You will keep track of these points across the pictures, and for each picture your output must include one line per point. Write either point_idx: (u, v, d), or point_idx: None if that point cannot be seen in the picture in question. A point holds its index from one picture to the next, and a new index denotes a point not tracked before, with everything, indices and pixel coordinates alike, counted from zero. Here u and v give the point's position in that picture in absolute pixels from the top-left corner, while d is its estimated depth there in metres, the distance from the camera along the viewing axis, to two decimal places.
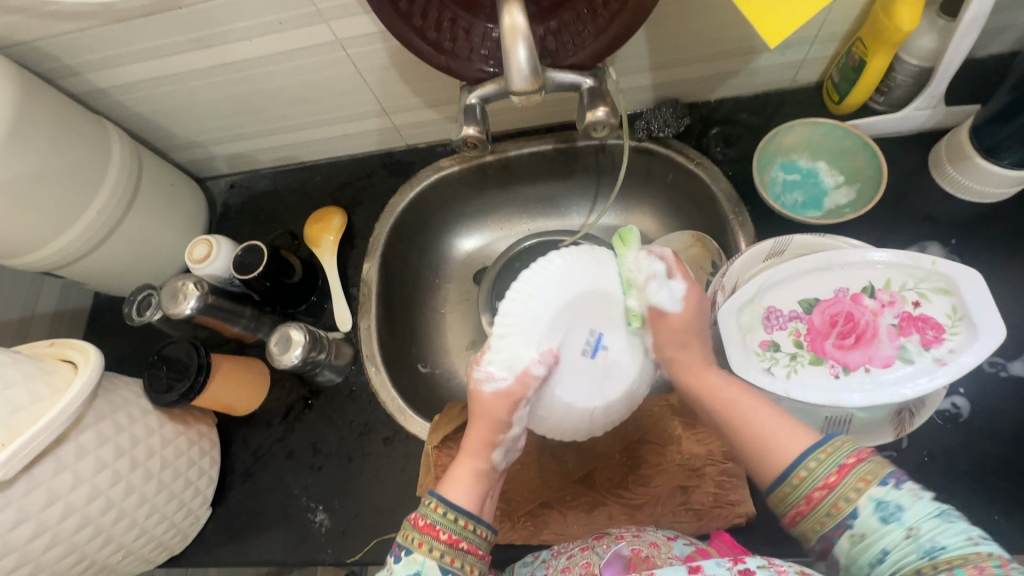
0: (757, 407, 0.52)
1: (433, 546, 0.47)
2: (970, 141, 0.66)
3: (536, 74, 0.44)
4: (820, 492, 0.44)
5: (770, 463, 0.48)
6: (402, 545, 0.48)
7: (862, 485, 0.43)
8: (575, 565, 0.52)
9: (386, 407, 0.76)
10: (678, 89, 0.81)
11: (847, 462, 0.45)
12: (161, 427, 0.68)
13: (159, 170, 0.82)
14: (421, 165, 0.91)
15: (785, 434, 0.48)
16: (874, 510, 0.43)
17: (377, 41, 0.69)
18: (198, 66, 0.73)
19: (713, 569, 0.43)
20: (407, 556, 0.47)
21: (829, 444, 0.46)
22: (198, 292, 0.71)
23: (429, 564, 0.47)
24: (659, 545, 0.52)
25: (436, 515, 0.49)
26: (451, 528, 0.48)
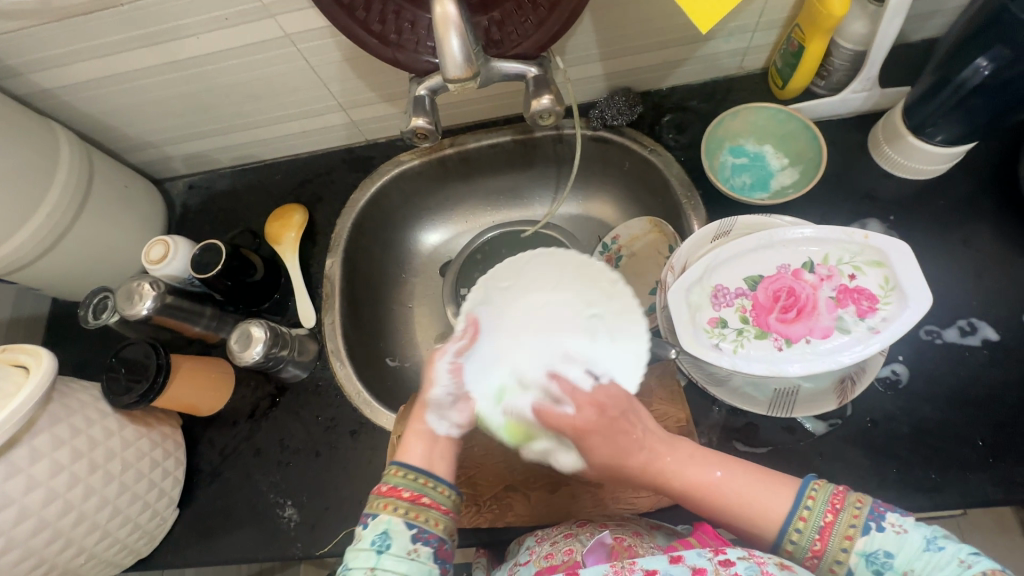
0: (719, 472, 0.53)
1: (398, 506, 0.51)
2: (902, 119, 0.69)
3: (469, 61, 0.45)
4: (812, 560, 0.48)
5: (755, 527, 0.50)
6: (367, 512, 0.51)
7: (848, 542, 0.47)
8: (558, 552, 0.55)
9: (352, 401, 0.77)
10: (630, 78, 0.82)
11: (826, 519, 0.48)
12: (121, 429, 0.67)
13: (112, 172, 0.81)
14: (381, 160, 0.91)
15: (765, 502, 0.50)
16: (866, 564, 0.46)
17: (325, 36, 0.69)
18: (146, 64, 0.72)
19: (695, 558, 0.47)
20: (374, 520, 0.50)
21: (805, 509, 0.48)
22: (155, 292, 0.71)
23: (397, 521, 0.50)
24: (641, 534, 0.57)
25: (398, 478, 0.52)
26: (412, 487, 0.52)
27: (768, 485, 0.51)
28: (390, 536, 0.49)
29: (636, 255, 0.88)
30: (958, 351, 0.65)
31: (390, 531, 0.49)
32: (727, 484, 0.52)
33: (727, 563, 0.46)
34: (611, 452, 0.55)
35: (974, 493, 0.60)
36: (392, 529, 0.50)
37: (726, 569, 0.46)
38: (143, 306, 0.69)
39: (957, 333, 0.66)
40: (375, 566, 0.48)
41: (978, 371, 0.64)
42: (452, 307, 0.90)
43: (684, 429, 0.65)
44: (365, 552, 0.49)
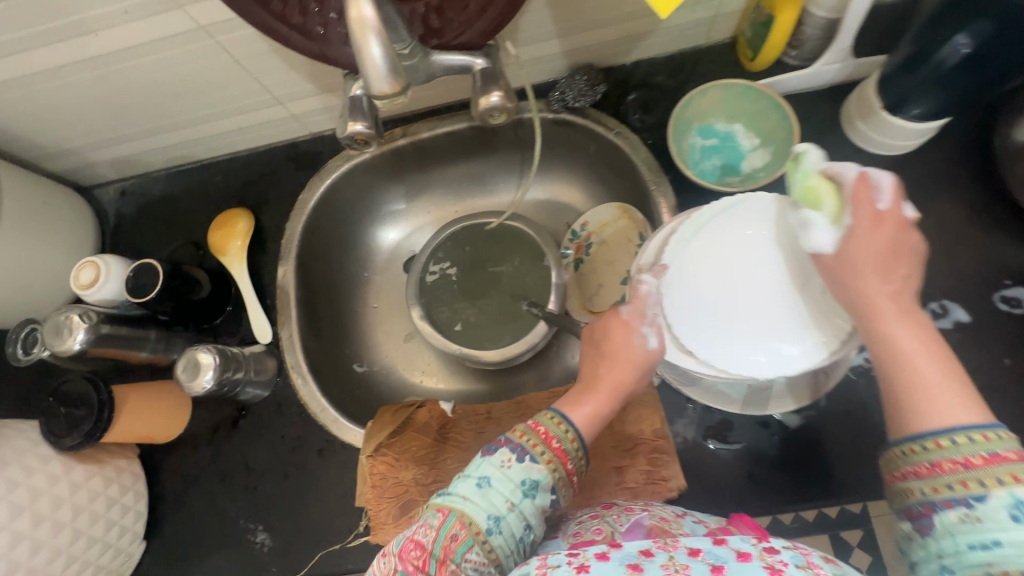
0: (931, 361, 0.42)
1: (558, 469, 0.50)
2: (876, 91, 0.65)
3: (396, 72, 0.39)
4: (928, 473, 0.38)
5: (905, 421, 0.41)
6: (526, 449, 0.50)
7: (1010, 478, 0.36)
8: (587, 530, 0.53)
9: (317, 418, 0.73)
10: (592, 54, 0.76)
11: (1004, 452, 0.37)
12: (67, 472, 0.63)
13: (26, 187, 0.73)
14: (329, 155, 0.84)
15: (945, 408, 0.39)
16: (1010, 505, 0.35)
17: (245, 26, 0.61)
18: (43, 66, 0.63)
19: (738, 542, 0.41)
20: (530, 463, 0.49)
21: (992, 432, 0.37)
22: (86, 323, 0.65)
23: (547, 477, 0.49)
24: (669, 520, 0.53)
25: (559, 431, 0.51)
26: (563, 441, 0.51)
27: (965, 400, 0.40)
28: (537, 487, 0.48)
29: (607, 243, 0.85)
30: None
31: (541, 484, 0.48)
32: (926, 364, 0.42)
33: (775, 550, 0.39)
34: (883, 252, 0.45)
35: None
36: (541, 483, 0.48)
37: (771, 556, 0.39)
38: (74, 340, 0.64)
39: (930, 316, 0.65)
40: (514, 503, 0.47)
41: (951, 354, 0.63)
42: (416, 307, 0.85)
43: (658, 433, 0.64)
44: (512, 484, 0.48)
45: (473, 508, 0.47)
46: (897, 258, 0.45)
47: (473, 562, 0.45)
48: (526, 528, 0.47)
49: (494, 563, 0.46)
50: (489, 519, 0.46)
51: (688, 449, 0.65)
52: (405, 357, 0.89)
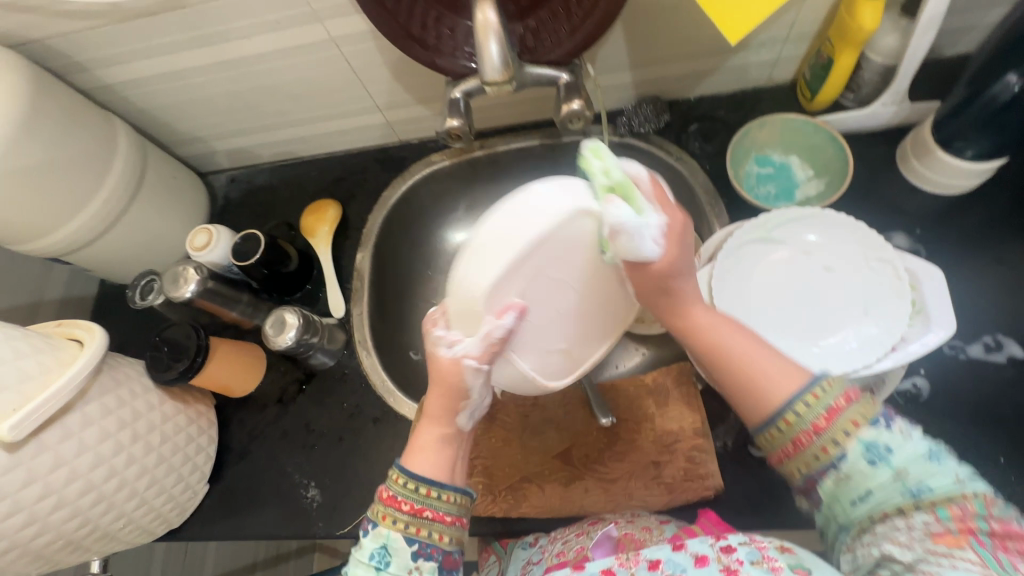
0: (749, 346, 0.51)
1: (397, 518, 0.50)
2: (933, 133, 0.68)
3: (510, 63, 0.46)
4: (807, 437, 0.46)
5: (760, 405, 0.49)
6: (369, 519, 0.51)
7: (852, 427, 0.44)
8: (571, 550, 0.58)
9: (377, 390, 0.79)
10: (659, 86, 0.84)
11: (836, 403, 0.45)
12: (161, 404, 0.70)
13: (163, 163, 0.86)
14: (412, 160, 0.94)
15: (774, 372, 0.49)
16: (863, 453, 0.44)
17: (368, 39, 0.72)
18: (200, 63, 0.77)
19: (698, 545, 0.48)
20: (374, 529, 0.50)
21: (822, 387, 0.46)
22: (199, 276, 0.75)
23: (394, 536, 0.49)
24: (650, 529, 0.59)
25: (398, 487, 0.51)
26: (413, 498, 0.51)
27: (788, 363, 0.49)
28: (389, 554, 0.49)
29: None
30: (982, 367, 0.64)
31: (391, 546, 0.49)
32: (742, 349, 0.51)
33: (729, 549, 0.47)
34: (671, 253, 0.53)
35: None
36: (390, 542, 0.49)
37: (728, 555, 0.46)
38: (188, 289, 0.74)
39: (982, 349, 0.65)
40: None
41: (1003, 389, 0.63)
42: None
43: (698, 431, 0.66)
44: (363, 566, 0.49)
45: None
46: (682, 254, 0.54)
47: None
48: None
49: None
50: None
51: (728, 454, 0.66)
52: None
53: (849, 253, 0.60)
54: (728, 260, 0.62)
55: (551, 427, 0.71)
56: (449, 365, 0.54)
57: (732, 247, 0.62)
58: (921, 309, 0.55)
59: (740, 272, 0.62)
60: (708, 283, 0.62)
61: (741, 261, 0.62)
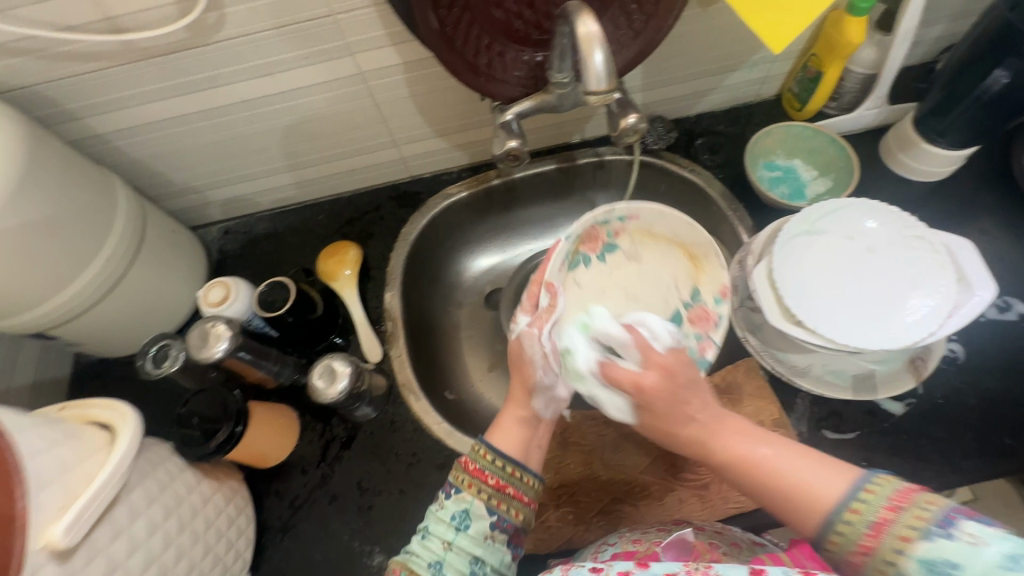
0: (788, 457, 0.47)
1: (481, 488, 0.53)
2: (914, 128, 0.78)
3: (614, 77, 0.48)
4: (859, 557, 0.42)
5: (802, 508, 0.45)
6: (453, 484, 0.54)
7: (902, 543, 0.40)
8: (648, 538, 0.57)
9: (434, 433, 0.74)
10: (665, 106, 0.90)
11: (881, 514, 0.41)
12: (199, 484, 0.61)
13: (159, 217, 0.78)
14: (428, 194, 0.92)
15: (819, 479, 0.45)
16: (924, 573, 0.39)
17: (398, 72, 0.71)
18: (209, 105, 0.72)
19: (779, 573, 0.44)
20: (456, 493, 0.53)
21: (858, 499, 0.42)
22: (229, 332, 0.67)
23: (476, 503, 0.53)
24: (738, 546, 0.57)
25: (485, 461, 0.54)
26: (499, 474, 0.54)
27: (828, 466, 0.46)
28: (469, 518, 0.53)
29: None
30: (1000, 326, 0.72)
31: (471, 512, 0.53)
32: (782, 465, 0.47)
33: None
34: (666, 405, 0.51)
35: None
36: (472, 509, 0.53)
37: None
38: (218, 347, 0.65)
39: (996, 310, 0.73)
40: (450, 543, 0.52)
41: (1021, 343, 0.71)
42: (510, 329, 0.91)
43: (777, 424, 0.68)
44: (444, 525, 0.53)
45: (415, 564, 0.52)
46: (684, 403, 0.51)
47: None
48: (474, 558, 0.52)
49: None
50: (432, 566, 0.51)
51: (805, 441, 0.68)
52: (495, 384, 0.90)
53: (887, 235, 0.66)
54: (784, 253, 0.66)
55: (630, 443, 0.70)
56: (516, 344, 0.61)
57: (784, 241, 0.66)
58: (961, 275, 0.62)
59: (795, 262, 0.66)
60: (767, 276, 0.66)
61: (794, 251, 0.66)
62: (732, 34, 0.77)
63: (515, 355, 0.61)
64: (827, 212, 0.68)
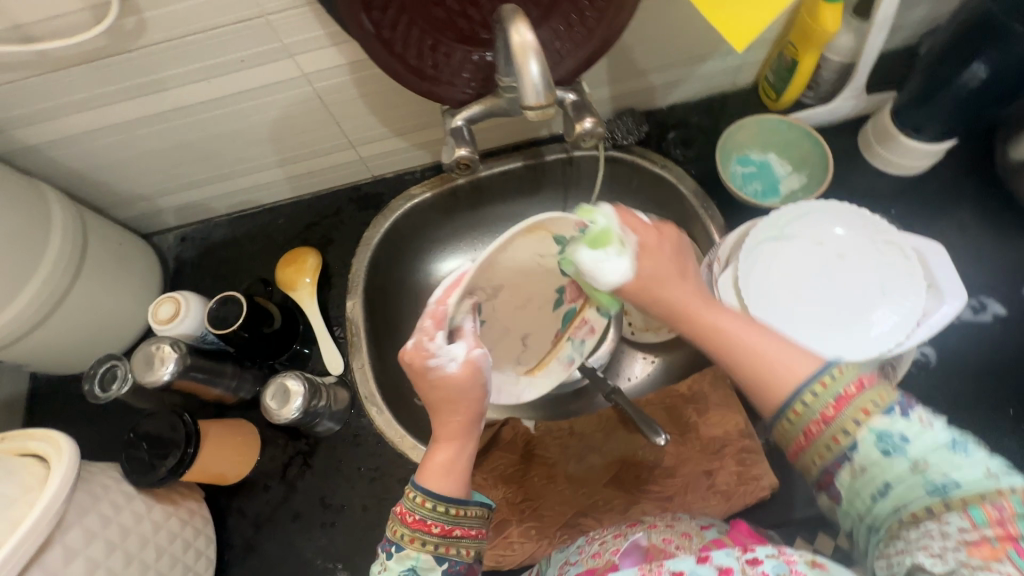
0: (762, 339, 0.46)
1: (427, 540, 0.46)
2: (892, 120, 0.74)
3: (552, 86, 0.45)
4: (817, 425, 0.40)
5: (768, 388, 0.43)
6: (391, 542, 0.47)
7: (863, 415, 0.38)
8: (606, 551, 0.52)
9: (396, 446, 0.73)
10: (635, 99, 0.86)
11: (847, 391, 0.39)
12: (150, 511, 0.60)
13: (104, 229, 0.75)
14: (391, 195, 0.89)
15: (795, 358, 0.43)
16: (875, 442, 0.38)
17: (345, 73, 0.67)
18: (146, 113, 0.68)
19: (723, 558, 0.41)
20: (399, 551, 0.46)
21: (829, 373, 0.40)
22: (176, 354, 0.65)
23: (423, 557, 0.46)
24: (689, 535, 0.52)
25: (425, 510, 0.46)
26: (443, 520, 0.46)
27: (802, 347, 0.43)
28: (417, 572, 0.46)
29: None
30: (975, 327, 0.70)
31: (420, 567, 0.46)
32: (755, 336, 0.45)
33: (756, 562, 0.39)
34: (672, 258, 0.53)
35: (1010, 456, 0.65)
36: (419, 565, 0.46)
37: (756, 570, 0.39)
38: (166, 371, 0.63)
39: (970, 312, 0.71)
40: None
41: (995, 345, 0.69)
42: None
43: (744, 434, 0.67)
44: None
45: None
46: (680, 272, 0.52)
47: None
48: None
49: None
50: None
51: (772, 450, 0.67)
52: None
53: (857, 238, 0.63)
54: (750, 258, 0.63)
55: (594, 454, 0.69)
56: (461, 371, 0.51)
57: (751, 246, 0.63)
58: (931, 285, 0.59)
59: (763, 269, 0.63)
60: (733, 284, 0.63)
61: (763, 257, 0.63)
62: (699, 24, 0.72)
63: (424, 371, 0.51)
64: (796, 215, 0.65)
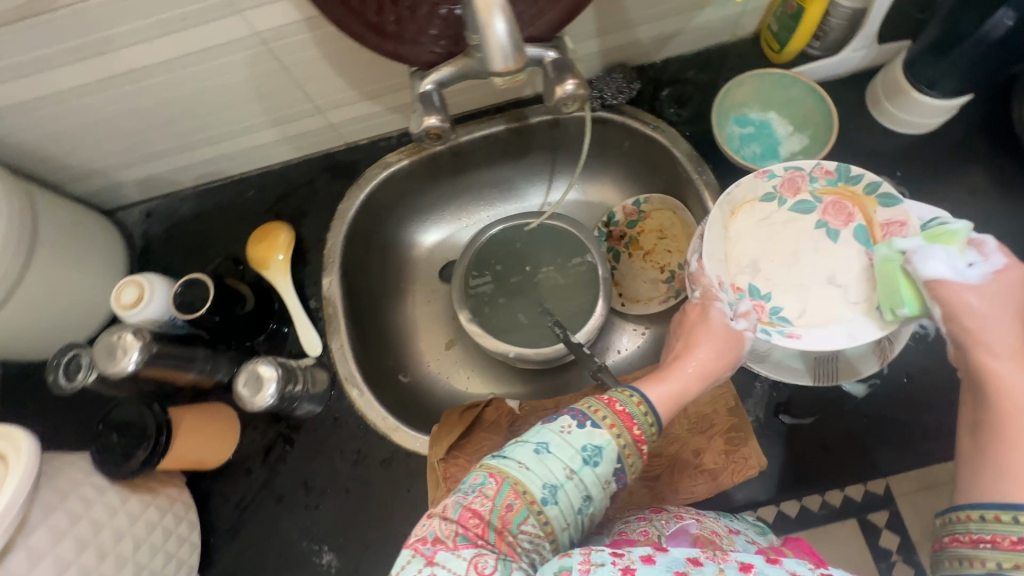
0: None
1: (625, 435, 0.45)
2: (905, 74, 0.68)
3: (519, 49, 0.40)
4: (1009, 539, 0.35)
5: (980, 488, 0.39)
6: (585, 414, 0.45)
7: None
8: (634, 531, 0.54)
9: (378, 428, 0.71)
10: (626, 53, 0.79)
11: None
12: (125, 503, 0.59)
13: (57, 208, 0.70)
14: (366, 163, 0.83)
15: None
16: None
17: (303, 30, 0.61)
18: (86, 79, 0.61)
19: (793, 566, 0.42)
20: (594, 427, 0.44)
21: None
22: (140, 341, 0.61)
23: (611, 445, 0.44)
24: (721, 535, 0.53)
25: (637, 409, 0.46)
26: (643, 425, 0.46)
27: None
28: (600, 456, 0.44)
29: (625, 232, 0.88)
30: None
31: (606, 451, 0.44)
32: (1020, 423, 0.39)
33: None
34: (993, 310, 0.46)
35: None
36: (606, 449, 0.44)
37: None
38: (129, 361, 0.60)
39: None
40: (574, 471, 0.43)
41: None
42: (464, 311, 0.83)
43: (734, 412, 0.65)
44: (572, 451, 0.43)
45: (528, 475, 0.42)
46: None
47: (530, 532, 0.42)
48: (585, 497, 0.43)
49: (551, 537, 0.43)
50: (545, 488, 0.42)
51: (761, 428, 0.66)
52: (450, 365, 0.86)
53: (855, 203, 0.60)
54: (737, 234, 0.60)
55: None
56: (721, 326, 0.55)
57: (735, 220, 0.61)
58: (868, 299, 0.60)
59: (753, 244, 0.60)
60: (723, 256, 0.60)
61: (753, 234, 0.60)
62: None
63: (691, 317, 0.57)
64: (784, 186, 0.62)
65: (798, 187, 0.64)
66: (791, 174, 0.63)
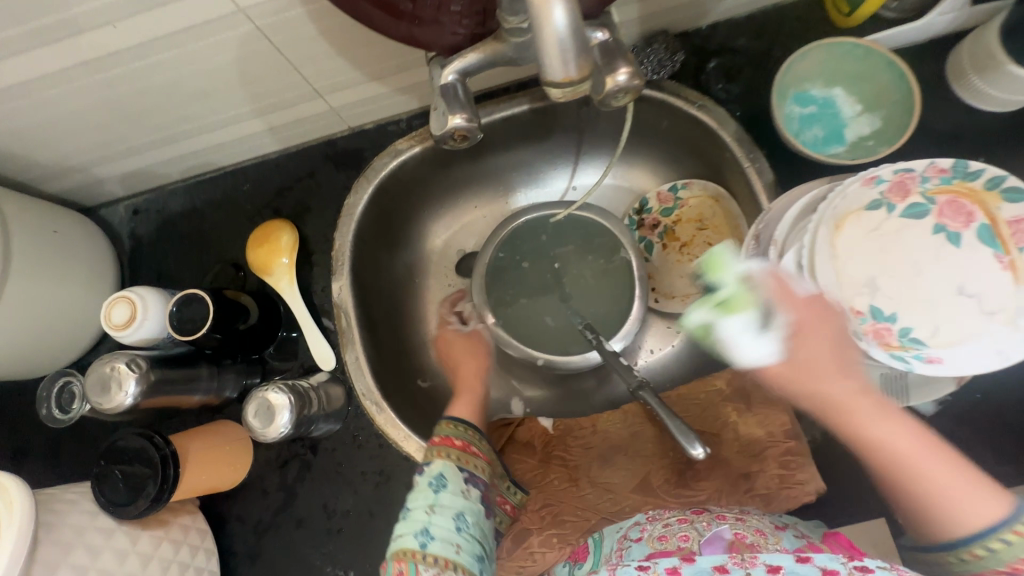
0: (916, 448, 0.42)
1: (451, 452, 0.55)
2: (1002, 43, 0.58)
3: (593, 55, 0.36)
4: None
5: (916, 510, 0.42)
6: (425, 460, 0.55)
7: None
8: (674, 536, 0.48)
9: (400, 448, 0.66)
10: (668, 18, 0.68)
11: None
12: (135, 543, 0.55)
13: (32, 215, 0.63)
14: (372, 151, 0.74)
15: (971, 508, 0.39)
16: None
17: (295, 5, 0.51)
18: (45, 70, 0.53)
19: (827, 561, 0.40)
20: (429, 466, 0.54)
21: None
22: (135, 372, 0.55)
23: (449, 468, 0.53)
24: (766, 534, 0.47)
25: (450, 430, 0.57)
26: (464, 437, 0.57)
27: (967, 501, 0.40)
28: (445, 479, 0.53)
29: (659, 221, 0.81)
30: None
31: (447, 473, 0.53)
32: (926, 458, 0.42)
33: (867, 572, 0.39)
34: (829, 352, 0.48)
35: None
36: (444, 472, 0.53)
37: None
38: (124, 396, 0.54)
39: None
40: (433, 505, 0.51)
41: None
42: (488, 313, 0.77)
43: (789, 434, 0.59)
44: (426, 489, 0.52)
45: (406, 538, 0.49)
46: (843, 364, 0.47)
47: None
48: (457, 516, 0.51)
49: (451, 566, 0.48)
50: (419, 536, 0.49)
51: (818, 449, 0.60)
52: None
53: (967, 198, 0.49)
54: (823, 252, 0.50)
55: (620, 456, 0.63)
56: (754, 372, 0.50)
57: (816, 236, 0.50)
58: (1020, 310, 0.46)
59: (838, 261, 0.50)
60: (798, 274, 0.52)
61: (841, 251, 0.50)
62: None
63: None
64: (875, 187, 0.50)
65: (909, 189, 0.50)
66: (899, 176, 0.50)
